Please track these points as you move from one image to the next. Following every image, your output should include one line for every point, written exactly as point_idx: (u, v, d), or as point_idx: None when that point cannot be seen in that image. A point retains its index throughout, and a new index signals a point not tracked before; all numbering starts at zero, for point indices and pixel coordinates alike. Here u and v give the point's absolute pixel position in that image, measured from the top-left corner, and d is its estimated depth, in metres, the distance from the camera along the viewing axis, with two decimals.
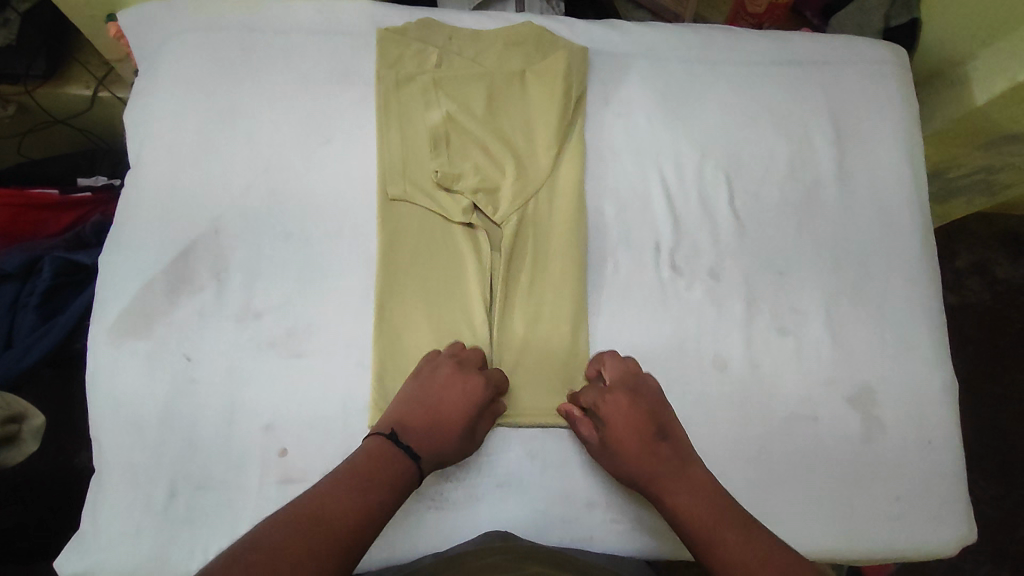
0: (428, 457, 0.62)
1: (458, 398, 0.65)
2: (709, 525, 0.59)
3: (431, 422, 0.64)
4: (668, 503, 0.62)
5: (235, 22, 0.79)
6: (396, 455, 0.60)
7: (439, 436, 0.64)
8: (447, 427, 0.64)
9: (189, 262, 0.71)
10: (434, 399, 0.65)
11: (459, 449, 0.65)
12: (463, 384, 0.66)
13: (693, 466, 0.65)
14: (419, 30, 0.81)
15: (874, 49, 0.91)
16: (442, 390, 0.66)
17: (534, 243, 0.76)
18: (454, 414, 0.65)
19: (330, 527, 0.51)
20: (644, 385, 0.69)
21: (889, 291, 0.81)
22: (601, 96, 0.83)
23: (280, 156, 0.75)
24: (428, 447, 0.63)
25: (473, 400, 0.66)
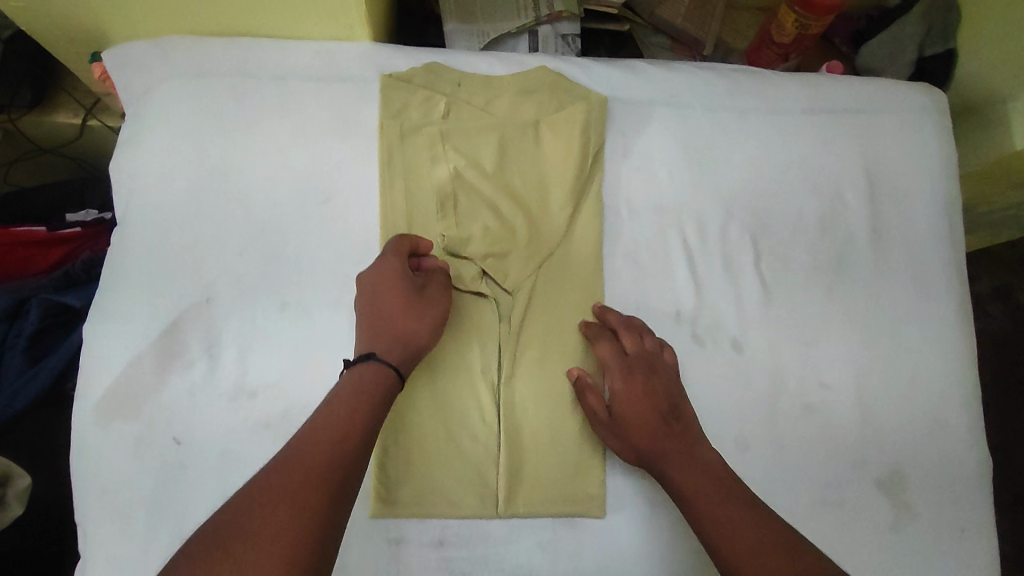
0: (401, 351, 0.61)
1: (387, 291, 0.63)
2: (711, 501, 0.58)
3: (382, 322, 0.61)
4: (674, 478, 0.61)
5: (226, 68, 0.73)
6: (367, 375, 0.57)
7: (390, 330, 0.61)
8: (398, 318, 0.62)
9: (180, 337, 0.66)
10: (368, 306, 0.62)
11: (424, 324, 0.63)
12: (384, 278, 0.63)
13: (703, 446, 0.63)
14: (426, 76, 0.75)
15: (916, 94, 0.84)
16: (372, 296, 0.63)
17: (547, 312, 0.72)
18: (399, 307, 0.62)
19: (294, 497, 0.46)
20: (660, 357, 0.68)
21: (922, 362, 0.76)
22: (619, 148, 0.77)
23: (277, 218, 0.70)
24: (392, 345, 0.60)
25: (409, 285, 0.63)
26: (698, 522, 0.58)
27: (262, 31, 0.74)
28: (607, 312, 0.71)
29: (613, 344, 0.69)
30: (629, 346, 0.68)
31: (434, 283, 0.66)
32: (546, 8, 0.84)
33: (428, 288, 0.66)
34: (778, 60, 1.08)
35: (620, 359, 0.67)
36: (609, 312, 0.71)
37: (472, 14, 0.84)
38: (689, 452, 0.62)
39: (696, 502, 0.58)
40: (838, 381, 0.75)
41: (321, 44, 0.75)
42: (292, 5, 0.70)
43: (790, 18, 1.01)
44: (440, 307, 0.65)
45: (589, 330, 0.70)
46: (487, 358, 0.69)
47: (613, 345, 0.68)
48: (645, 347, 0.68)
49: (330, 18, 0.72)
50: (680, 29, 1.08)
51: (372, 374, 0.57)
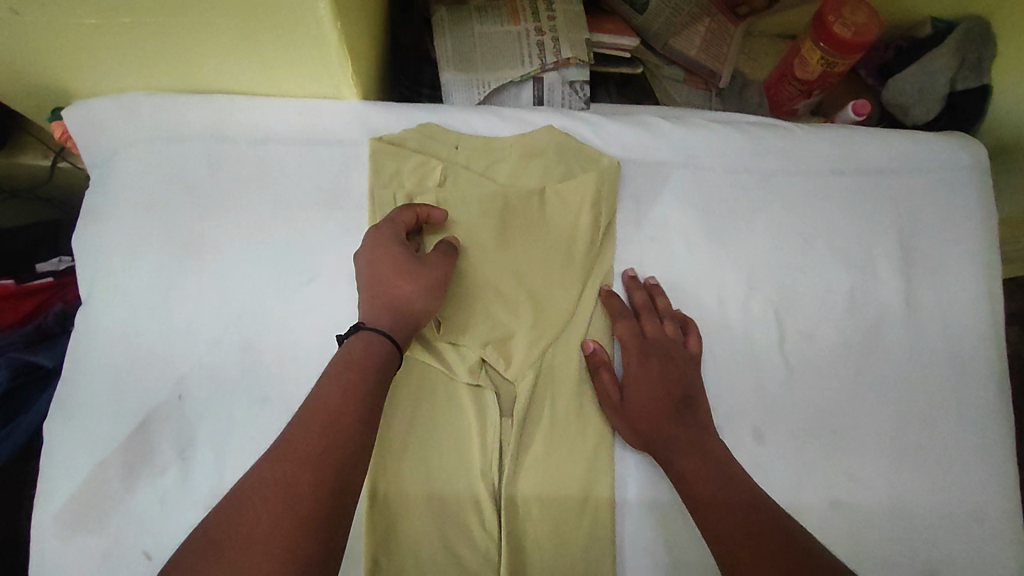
0: (393, 316, 0.57)
1: (382, 257, 0.60)
2: (711, 480, 0.57)
3: (377, 285, 0.59)
4: (678, 462, 0.60)
5: (199, 131, 0.66)
6: (356, 343, 0.55)
7: (385, 296, 0.58)
8: (392, 284, 0.59)
9: (151, 438, 0.61)
10: (365, 274, 0.60)
11: (421, 289, 0.59)
12: (379, 244, 0.60)
13: (712, 437, 0.62)
14: (420, 139, 0.68)
15: (957, 152, 0.77)
16: (369, 262, 0.60)
17: (552, 402, 0.66)
18: (392, 273, 0.59)
19: (293, 485, 0.45)
20: (680, 349, 0.67)
21: (958, 453, 0.70)
22: (632, 216, 0.71)
23: (256, 301, 0.64)
24: (385, 312, 0.57)
25: (404, 251, 0.60)
26: (695, 500, 0.57)
27: (240, 88, 0.67)
28: (634, 290, 0.69)
29: (634, 325, 0.67)
30: (651, 330, 0.67)
31: (436, 253, 0.62)
32: (552, 54, 0.77)
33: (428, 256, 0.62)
34: (800, 96, 1.01)
35: (639, 343, 0.67)
36: (634, 290, 0.69)
37: (472, 63, 0.78)
38: (696, 440, 0.61)
39: (695, 485, 0.58)
40: (867, 475, 0.69)
41: (305, 103, 0.67)
42: (271, 67, 0.63)
43: (815, 54, 0.94)
44: (439, 272, 0.61)
45: (611, 304, 0.68)
46: (486, 458, 0.63)
47: (634, 328, 0.67)
48: (667, 334, 0.67)
49: (314, 79, 0.65)
50: (694, 61, 0.98)
51: (366, 346, 0.55)
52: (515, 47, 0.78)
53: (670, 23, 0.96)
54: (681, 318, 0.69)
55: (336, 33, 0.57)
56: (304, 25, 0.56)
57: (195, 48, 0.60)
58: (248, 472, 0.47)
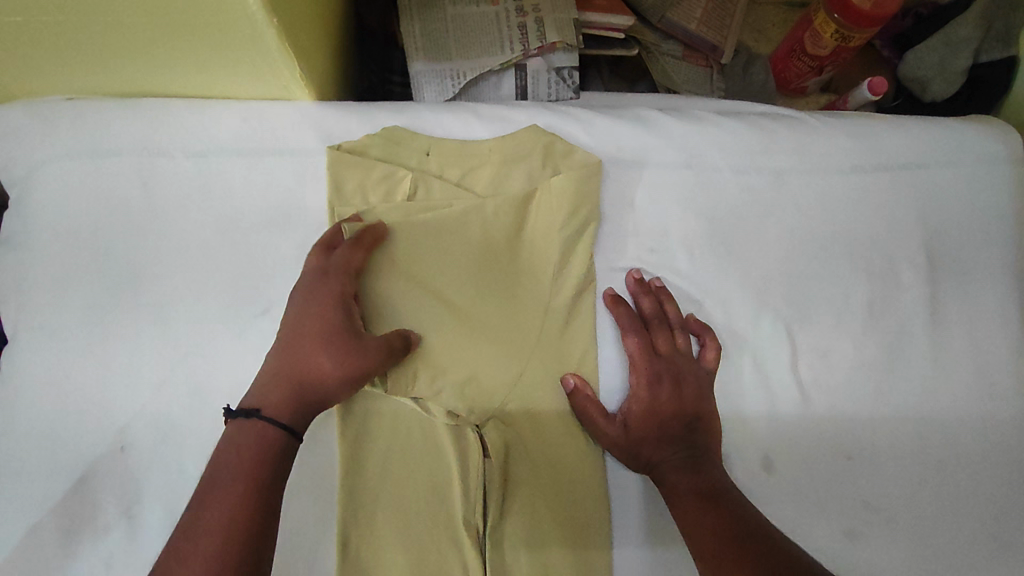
0: (292, 405, 0.49)
1: (309, 322, 0.52)
2: (706, 505, 0.52)
3: (286, 357, 0.51)
4: (672, 482, 0.55)
5: (130, 142, 0.57)
6: (245, 431, 0.47)
7: (290, 374, 0.50)
8: (306, 360, 0.50)
9: (87, 498, 0.52)
10: (284, 337, 0.52)
11: (337, 375, 0.51)
12: (315, 306, 0.53)
13: (714, 461, 0.56)
14: (385, 146, 0.59)
15: (987, 143, 0.69)
16: (294, 326, 0.52)
17: (541, 439, 0.59)
18: (315, 348, 0.51)
19: None
20: (692, 365, 0.60)
21: (983, 477, 0.65)
22: (626, 225, 0.63)
23: (204, 338, 0.55)
24: (286, 392, 0.49)
25: (337, 327, 0.52)
26: (685, 525, 0.52)
27: (172, 90, 0.58)
28: (641, 297, 0.61)
29: (643, 337, 0.60)
30: (662, 344, 0.60)
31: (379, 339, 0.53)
32: (536, 39, 0.68)
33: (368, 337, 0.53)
34: (811, 73, 0.92)
35: (648, 357, 0.59)
36: (644, 295, 0.61)
37: (444, 50, 0.68)
38: (697, 462, 0.55)
39: (690, 504, 0.53)
40: (884, 503, 0.63)
41: (251, 107, 0.58)
42: (204, 68, 0.53)
43: (829, 28, 0.85)
44: (374, 364, 0.52)
45: (620, 314, 0.60)
46: (468, 507, 0.55)
47: (643, 341, 0.60)
48: (677, 348, 0.61)
49: (256, 79, 0.55)
50: (696, 35, 0.87)
51: (258, 437, 0.46)
52: (494, 31, 0.68)
53: None
54: (694, 328, 0.62)
55: (276, 34, 0.47)
56: (234, 25, 0.46)
57: (109, 52, 0.50)
58: None
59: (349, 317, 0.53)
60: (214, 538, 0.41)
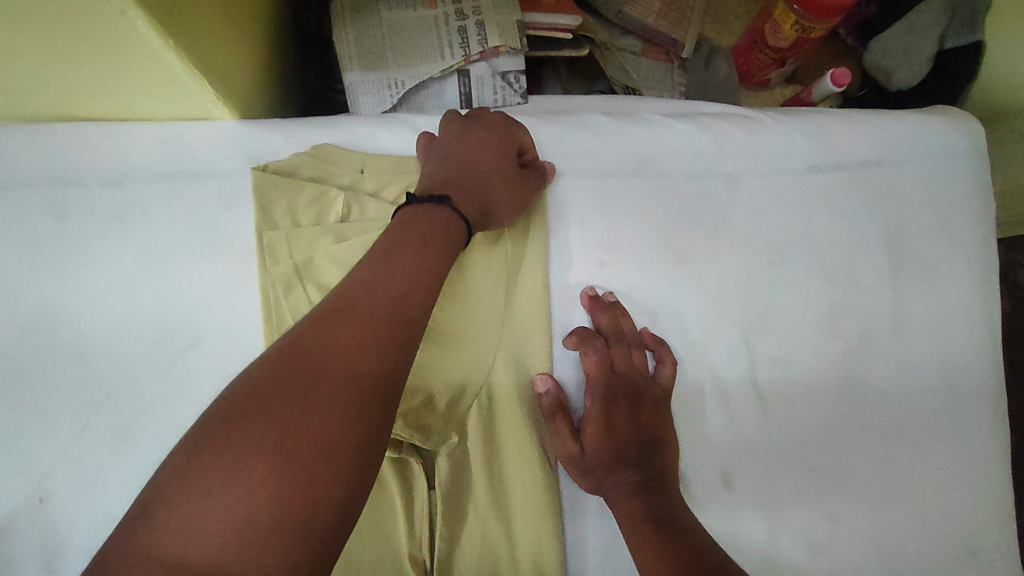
0: (469, 211, 0.53)
1: (391, 264, 0.45)
2: (661, 532, 0.50)
3: (466, 173, 0.55)
4: (628, 507, 0.52)
5: (38, 170, 0.53)
6: (430, 213, 0.50)
7: (372, 314, 0.42)
8: (484, 181, 0.55)
9: (4, 553, 0.49)
10: (359, 279, 0.44)
11: (510, 192, 0.55)
12: (398, 247, 0.46)
13: (671, 486, 0.54)
14: (315, 165, 0.56)
15: (949, 137, 0.67)
16: (465, 157, 0.56)
17: (491, 463, 0.55)
18: (489, 172, 0.55)
19: (337, 371, 0.38)
20: (650, 382, 0.58)
21: (949, 482, 0.63)
22: (575, 237, 0.60)
23: (126, 375, 0.52)
24: (462, 196, 0.53)
25: (506, 158, 0.56)
26: (639, 553, 0.50)
27: (83, 113, 0.54)
28: (597, 312, 0.58)
29: (601, 354, 0.57)
30: (618, 361, 0.58)
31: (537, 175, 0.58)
32: (477, 43, 0.65)
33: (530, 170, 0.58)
34: (773, 65, 0.90)
35: (605, 375, 0.57)
36: (600, 310, 0.58)
37: (381, 57, 0.65)
38: (653, 486, 0.53)
39: (640, 531, 0.51)
40: (849, 514, 0.61)
41: (170, 129, 0.55)
42: (110, 90, 0.50)
43: (788, 19, 0.82)
44: (533, 199, 0.57)
45: (578, 332, 0.57)
46: (414, 541, 0.53)
47: (601, 358, 0.57)
48: (634, 364, 0.58)
49: (170, 99, 0.52)
50: (653, 30, 0.84)
51: (439, 221, 0.50)
52: (432, 37, 0.65)
53: None
54: (651, 342, 0.59)
55: (176, 52, 0.44)
56: (128, 45, 0.43)
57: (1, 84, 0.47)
58: (294, 330, 0.40)
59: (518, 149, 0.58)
60: (395, 296, 0.43)
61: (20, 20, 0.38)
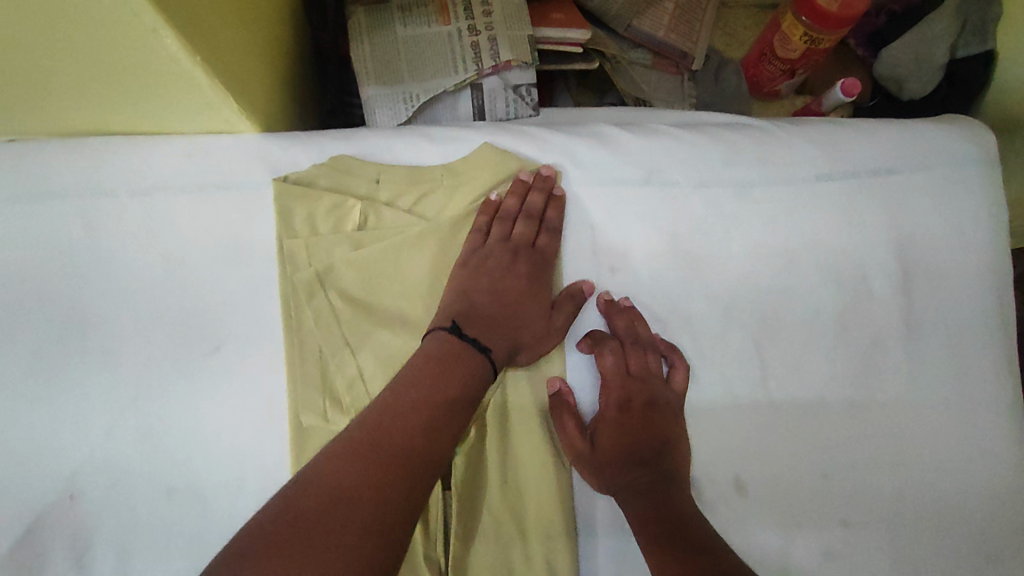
0: (504, 347, 0.55)
1: (441, 406, 0.50)
2: (671, 534, 0.50)
3: (499, 297, 0.57)
4: (637, 508, 0.53)
5: (72, 182, 0.56)
6: (469, 355, 0.53)
7: (427, 450, 0.48)
8: (513, 291, 0.58)
9: (37, 547, 0.51)
10: (401, 408, 0.49)
11: (538, 293, 0.58)
12: (444, 376, 0.51)
13: (683, 491, 0.54)
14: (333, 176, 0.58)
15: (960, 145, 0.67)
16: (505, 291, 0.57)
17: (504, 463, 0.56)
18: (518, 281, 0.58)
19: (436, 401, 0.50)
20: (665, 386, 0.58)
21: (966, 488, 0.62)
22: (586, 245, 0.61)
23: (153, 378, 0.54)
24: (501, 341, 0.55)
25: (527, 260, 0.59)
26: (649, 552, 0.51)
27: (114, 128, 0.56)
28: (613, 317, 0.59)
29: (619, 356, 0.58)
30: (635, 364, 0.58)
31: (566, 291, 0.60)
32: (489, 57, 0.67)
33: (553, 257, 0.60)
34: (783, 76, 0.91)
35: (621, 377, 0.58)
36: (617, 313, 0.59)
37: (396, 72, 0.67)
38: (664, 489, 0.53)
39: (651, 532, 0.51)
40: (864, 521, 0.61)
41: (195, 142, 0.57)
42: (139, 104, 0.52)
43: (797, 30, 0.84)
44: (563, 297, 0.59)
45: (593, 337, 0.59)
46: (429, 543, 0.54)
47: (618, 359, 0.58)
48: (649, 368, 0.59)
49: (196, 113, 0.54)
50: (663, 43, 0.85)
51: (477, 326, 0.55)
52: (446, 52, 0.67)
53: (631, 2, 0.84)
54: (665, 345, 0.60)
55: (203, 69, 0.47)
56: (158, 63, 0.45)
57: (39, 99, 0.49)
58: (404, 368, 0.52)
59: (537, 238, 0.60)
60: (462, 354, 0.53)
61: (57, 34, 0.41)
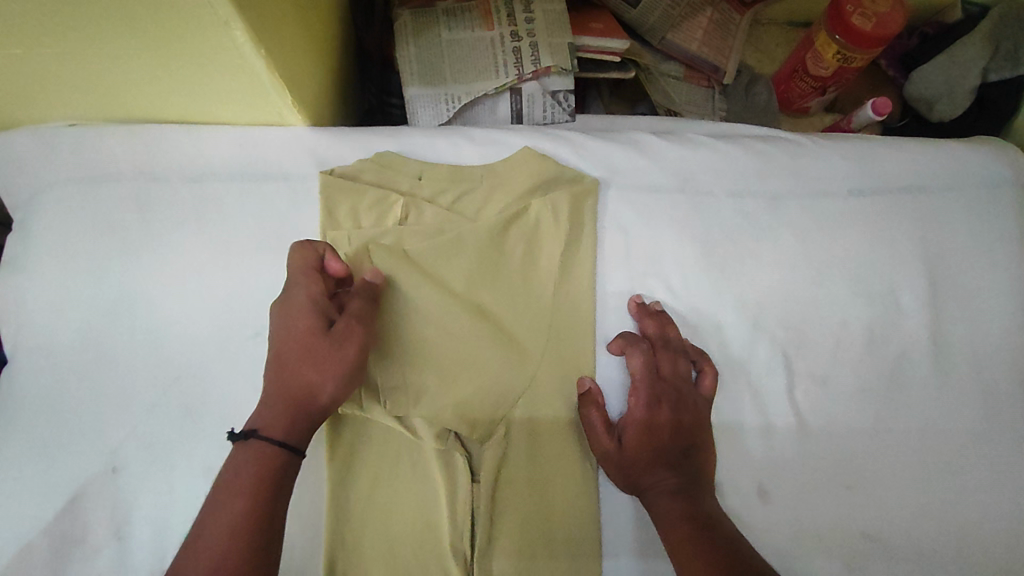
0: (295, 424, 0.48)
1: (248, 497, 0.44)
2: (695, 537, 0.50)
3: (277, 360, 0.49)
4: (663, 508, 0.53)
5: (128, 166, 0.58)
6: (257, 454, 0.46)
7: (257, 540, 0.43)
8: (284, 345, 0.50)
9: (79, 516, 0.52)
10: (217, 523, 0.43)
11: (297, 344, 0.49)
12: (239, 476, 0.45)
13: (708, 494, 0.54)
14: (377, 171, 0.60)
15: (991, 167, 0.68)
16: (278, 351, 0.50)
17: (531, 457, 0.58)
18: (280, 333, 0.50)
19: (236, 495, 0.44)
20: (692, 391, 0.59)
21: (990, 505, 0.62)
22: (620, 249, 0.62)
23: (196, 359, 0.56)
24: (281, 413, 0.48)
25: (308, 299, 0.51)
26: (674, 553, 0.51)
27: (170, 117, 0.59)
28: (643, 320, 0.60)
29: (649, 358, 0.58)
30: (665, 368, 0.58)
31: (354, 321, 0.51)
32: (530, 63, 0.69)
33: (316, 296, 0.51)
34: (813, 94, 0.92)
35: (651, 380, 0.58)
36: (648, 317, 0.60)
37: (439, 75, 0.69)
38: (689, 494, 0.54)
39: (678, 531, 0.51)
40: (886, 534, 0.61)
41: (245, 133, 0.59)
42: (197, 95, 0.54)
43: (830, 49, 0.85)
44: (356, 344, 0.50)
45: (624, 340, 0.59)
46: (456, 533, 0.54)
47: (648, 362, 0.58)
48: (679, 372, 0.59)
49: (252, 106, 0.57)
50: (696, 56, 0.87)
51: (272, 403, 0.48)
52: (488, 56, 0.69)
53: (667, 15, 0.85)
54: (693, 350, 0.60)
55: (264, 63, 0.48)
56: (222, 54, 0.47)
57: (103, 82, 0.52)
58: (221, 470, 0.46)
59: (285, 301, 0.51)
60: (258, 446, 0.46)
61: (130, 20, 0.43)
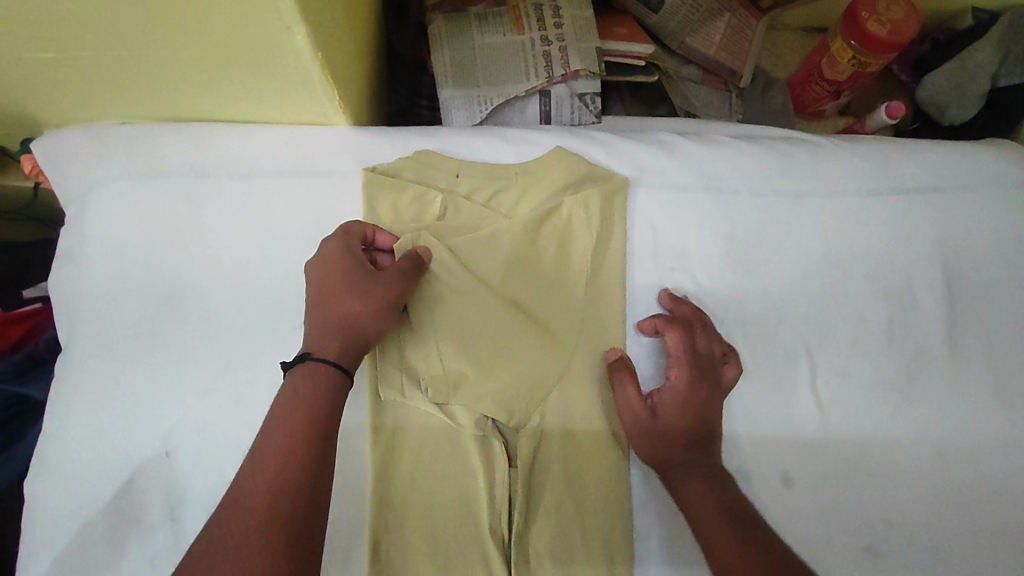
0: (344, 347, 0.52)
1: (300, 445, 0.46)
2: (722, 515, 0.52)
3: (320, 299, 0.54)
4: (686, 488, 0.55)
5: (179, 163, 0.60)
6: (304, 401, 0.48)
7: (308, 489, 0.44)
8: (326, 285, 0.54)
9: (136, 497, 0.54)
10: (260, 483, 0.44)
11: (339, 282, 0.54)
12: (284, 431, 0.46)
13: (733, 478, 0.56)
14: (417, 169, 0.63)
15: (1004, 169, 0.70)
16: (320, 292, 0.54)
17: (564, 444, 0.60)
18: (320, 277, 0.55)
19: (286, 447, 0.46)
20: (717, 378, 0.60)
21: (1005, 494, 0.65)
22: (649, 245, 0.65)
23: (245, 348, 0.58)
24: (331, 338, 0.52)
25: (345, 249, 0.56)
26: (699, 532, 0.52)
27: (220, 117, 0.61)
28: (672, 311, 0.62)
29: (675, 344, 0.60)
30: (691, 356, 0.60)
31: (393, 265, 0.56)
32: (560, 66, 0.72)
33: (352, 246, 0.56)
34: (828, 97, 0.95)
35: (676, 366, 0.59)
36: (677, 309, 0.62)
37: (471, 77, 0.72)
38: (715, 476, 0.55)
39: (703, 511, 0.53)
40: (905, 520, 0.63)
41: (291, 132, 0.62)
42: (247, 96, 0.57)
43: (846, 54, 0.87)
44: (394, 279, 0.55)
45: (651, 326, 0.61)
46: (494, 516, 0.57)
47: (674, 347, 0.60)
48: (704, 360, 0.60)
49: (298, 106, 0.59)
50: (712, 60, 0.89)
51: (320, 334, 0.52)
52: (518, 59, 0.72)
53: (687, 20, 0.88)
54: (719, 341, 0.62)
55: (318, 67, 0.51)
56: (278, 57, 0.50)
57: (163, 84, 0.55)
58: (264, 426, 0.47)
59: (321, 254, 0.56)
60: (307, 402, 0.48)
61: (199, 26, 0.45)
